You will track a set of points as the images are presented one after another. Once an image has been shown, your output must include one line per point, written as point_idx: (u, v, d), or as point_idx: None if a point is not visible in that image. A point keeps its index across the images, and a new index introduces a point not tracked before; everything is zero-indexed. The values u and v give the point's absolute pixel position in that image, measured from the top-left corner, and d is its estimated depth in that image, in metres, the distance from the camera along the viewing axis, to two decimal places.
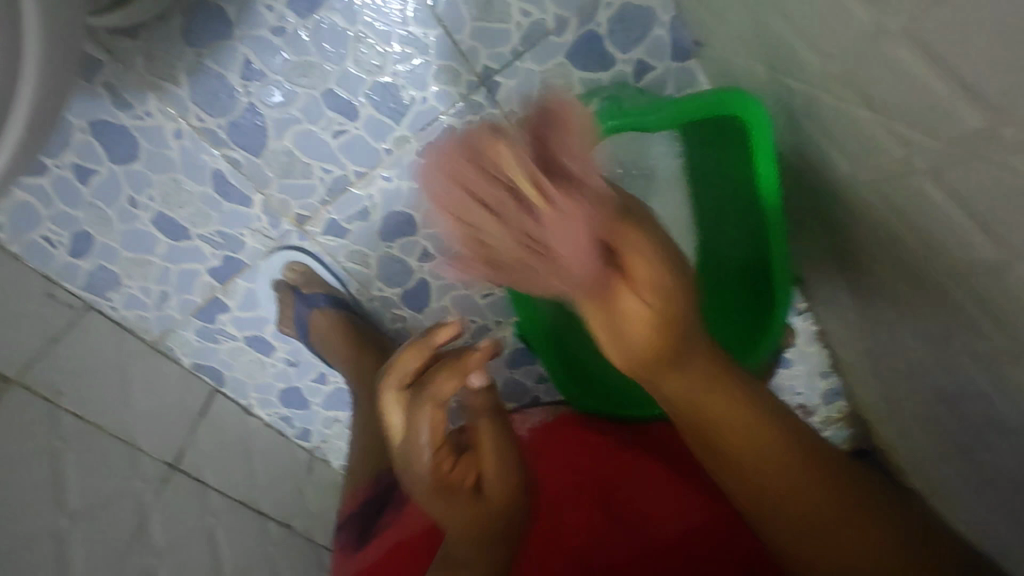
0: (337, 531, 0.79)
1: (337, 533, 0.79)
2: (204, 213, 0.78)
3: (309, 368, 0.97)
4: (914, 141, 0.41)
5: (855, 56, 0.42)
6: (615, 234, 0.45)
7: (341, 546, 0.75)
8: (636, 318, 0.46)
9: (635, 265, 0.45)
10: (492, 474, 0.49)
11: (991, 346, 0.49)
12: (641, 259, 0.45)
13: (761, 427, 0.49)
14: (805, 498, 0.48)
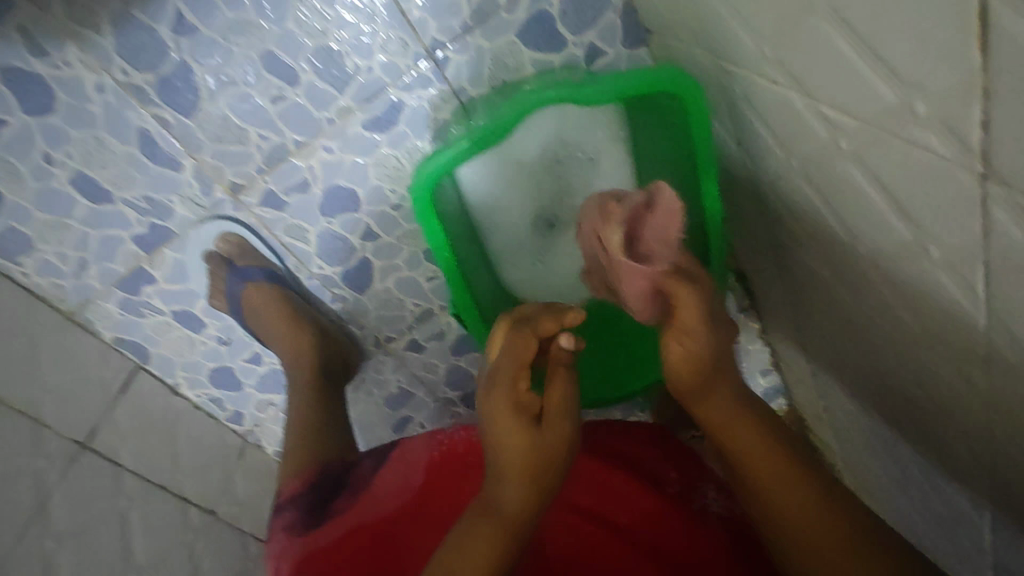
0: (274, 513, 0.69)
1: (276, 514, 0.68)
2: (129, 174, 0.73)
3: (242, 347, 0.92)
4: (839, 124, 0.41)
5: (787, 37, 0.42)
6: (666, 282, 0.55)
7: (282, 526, 0.66)
8: (675, 356, 0.55)
9: (678, 312, 0.54)
10: (562, 429, 0.50)
11: (904, 337, 0.50)
12: (687, 298, 0.54)
13: (789, 469, 0.54)
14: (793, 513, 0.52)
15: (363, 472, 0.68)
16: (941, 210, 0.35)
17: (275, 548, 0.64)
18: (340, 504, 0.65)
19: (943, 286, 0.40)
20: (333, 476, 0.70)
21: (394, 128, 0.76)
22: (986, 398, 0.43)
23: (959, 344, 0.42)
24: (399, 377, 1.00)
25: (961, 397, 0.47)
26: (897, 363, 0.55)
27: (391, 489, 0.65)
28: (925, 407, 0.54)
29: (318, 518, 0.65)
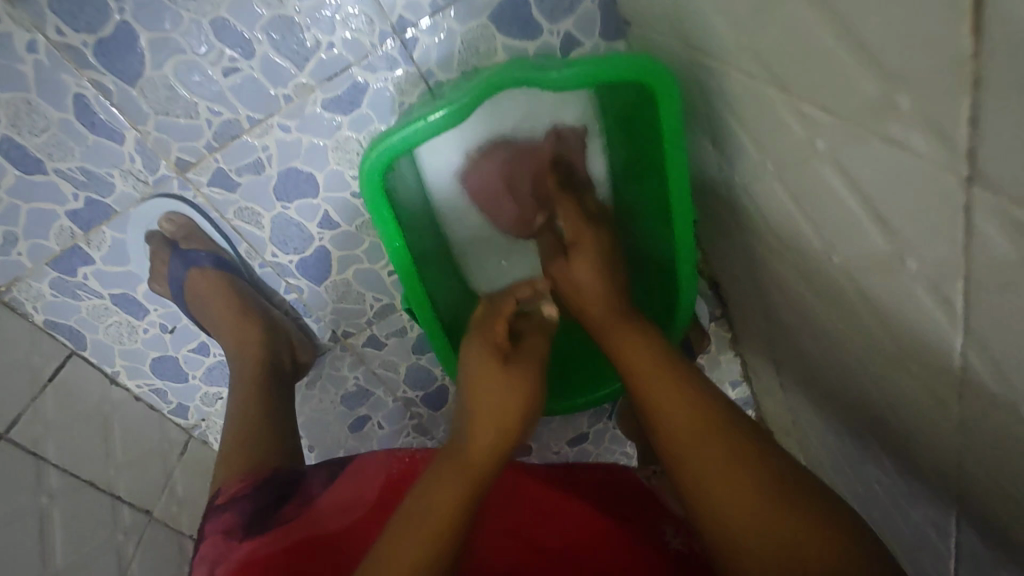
0: (208, 516, 0.59)
1: (211, 519, 0.58)
2: (63, 143, 0.68)
3: (187, 336, 0.87)
4: (816, 122, 0.38)
5: (763, 25, 0.39)
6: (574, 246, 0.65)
7: (219, 532, 0.56)
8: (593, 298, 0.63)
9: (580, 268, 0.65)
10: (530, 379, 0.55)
11: (874, 353, 0.47)
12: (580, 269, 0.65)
13: (699, 415, 0.51)
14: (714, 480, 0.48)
15: (314, 481, 0.60)
16: (920, 216, 0.33)
17: (206, 557, 0.54)
18: (288, 514, 0.56)
19: (919, 299, 0.37)
20: (282, 482, 0.61)
21: (357, 110, 0.72)
22: (956, 420, 0.41)
23: (932, 362, 0.39)
24: (357, 374, 0.95)
25: (930, 417, 0.45)
26: (868, 382, 0.52)
27: (348, 501, 0.56)
28: (893, 427, 0.52)
29: (260, 525, 0.55)
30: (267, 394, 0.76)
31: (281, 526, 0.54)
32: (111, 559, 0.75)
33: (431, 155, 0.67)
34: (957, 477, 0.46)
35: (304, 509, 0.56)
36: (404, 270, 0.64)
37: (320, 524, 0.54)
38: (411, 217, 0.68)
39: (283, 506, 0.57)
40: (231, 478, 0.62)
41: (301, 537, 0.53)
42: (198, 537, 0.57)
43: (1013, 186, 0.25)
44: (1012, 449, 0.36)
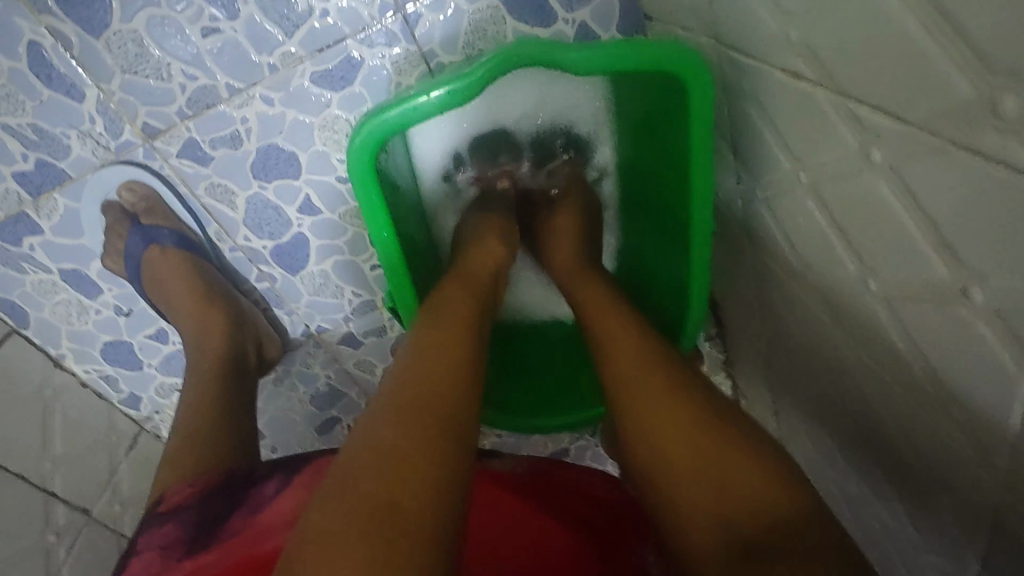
0: (146, 526, 0.52)
1: (148, 531, 0.51)
2: (13, 96, 0.61)
3: (144, 320, 0.80)
4: (876, 130, 0.33)
5: (822, 17, 0.34)
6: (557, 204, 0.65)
7: (157, 548, 0.49)
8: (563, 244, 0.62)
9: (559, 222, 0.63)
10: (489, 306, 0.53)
11: (904, 391, 0.43)
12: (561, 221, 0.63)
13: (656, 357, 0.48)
14: (684, 448, 0.42)
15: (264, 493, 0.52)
16: (1003, 246, 0.28)
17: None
18: (233, 526, 0.50)
19: (979, 339, 0.32)
20: (230, 489, 0.54)
21: (348, 88, 0.66)
22: (1000, 475, 0.36)
23: (982, 409, 0.35)
24: (329, 373, 0.88)
25: (964, 468, 0.40)
26: (890, 423, 0.48)
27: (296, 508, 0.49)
28: (912, 472, 0.48)
29: (203, 547, 0.48)
30: (228, 390, 0.69)
31: (225, 542, 0.48)
32: (38, 564, 0.67)
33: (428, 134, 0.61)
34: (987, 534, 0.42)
35: (249, 521, 0.50)
36: (392, 264, 0.59)
37: (260, 538, 0.48)
38: (403, 206, 0.62)
39: (228, 518, 0.51)
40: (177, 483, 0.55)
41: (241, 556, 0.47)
42: (129, 551, 0.50)
43: None
44: None
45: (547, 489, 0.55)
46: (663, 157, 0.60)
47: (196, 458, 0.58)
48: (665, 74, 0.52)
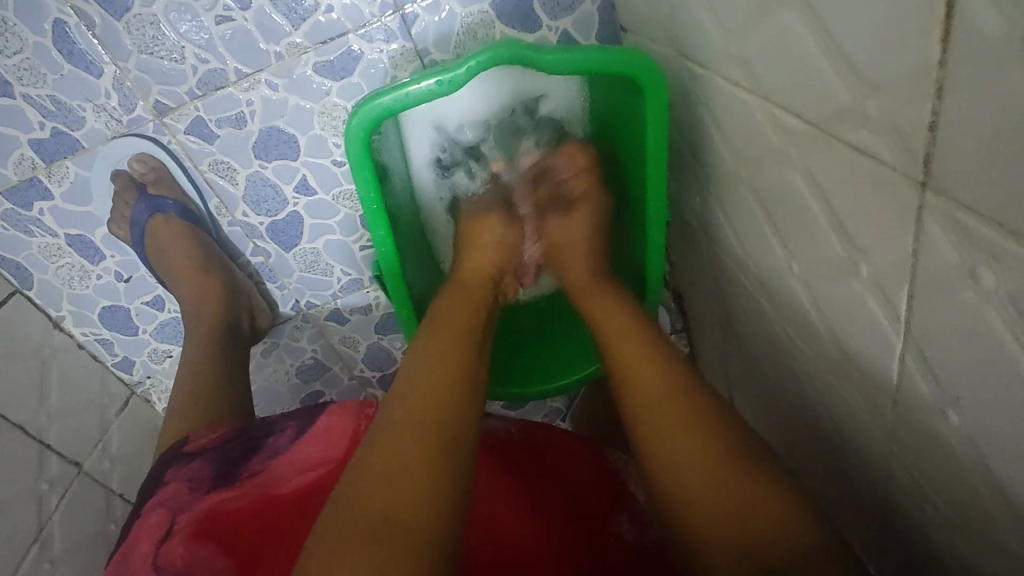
0: (175, 461, 0.59)
1: (177, 466, 0.58)
2: (35, 68, 0.66)
3: (143, 287, 0.84)
4: (791, 129, 0.40)
5: (751, 34, 0.41)
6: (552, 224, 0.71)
7: (185, 481, 0.56)
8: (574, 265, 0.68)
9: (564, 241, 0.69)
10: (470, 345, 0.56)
11: (820, 362, 0.50)
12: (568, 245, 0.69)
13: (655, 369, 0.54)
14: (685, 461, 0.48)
15: (280, 438, 0.58)
16: (876, 224, 0.35)
17: (165, 501, 0.54)
18: (252, 466, 0.56)
19: (867, 307, 0.39)
20: (248, 432, 0.60)
21: (348, 78, 0.72)
22: (888, 427, 0.43)
23: (873, 370, 0.42)
24: (315, 347, 0.93)
25: (865, 427, 0.47)
26: (811, 396, 0.55)
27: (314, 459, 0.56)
28: (829, 439, 0.54)
29: (226, 479, 0.55)
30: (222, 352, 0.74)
31: (246, 479, 0.55)
32: (32, 507, 0.71)
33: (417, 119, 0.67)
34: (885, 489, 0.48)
35: (266, 466, 0.56)
36: (379, 232, 0.64)
37: (280, 479, 0.55)
38: (394, 182, 0.68)
39: (248, 458, 0.57)
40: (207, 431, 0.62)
41: (262, 493, 0.54)
42: (159, 480, 0.57)
43: (965, 191, 0.27)
44: (938, 457, 0.39)
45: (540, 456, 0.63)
46: (626, 150, 0.67)
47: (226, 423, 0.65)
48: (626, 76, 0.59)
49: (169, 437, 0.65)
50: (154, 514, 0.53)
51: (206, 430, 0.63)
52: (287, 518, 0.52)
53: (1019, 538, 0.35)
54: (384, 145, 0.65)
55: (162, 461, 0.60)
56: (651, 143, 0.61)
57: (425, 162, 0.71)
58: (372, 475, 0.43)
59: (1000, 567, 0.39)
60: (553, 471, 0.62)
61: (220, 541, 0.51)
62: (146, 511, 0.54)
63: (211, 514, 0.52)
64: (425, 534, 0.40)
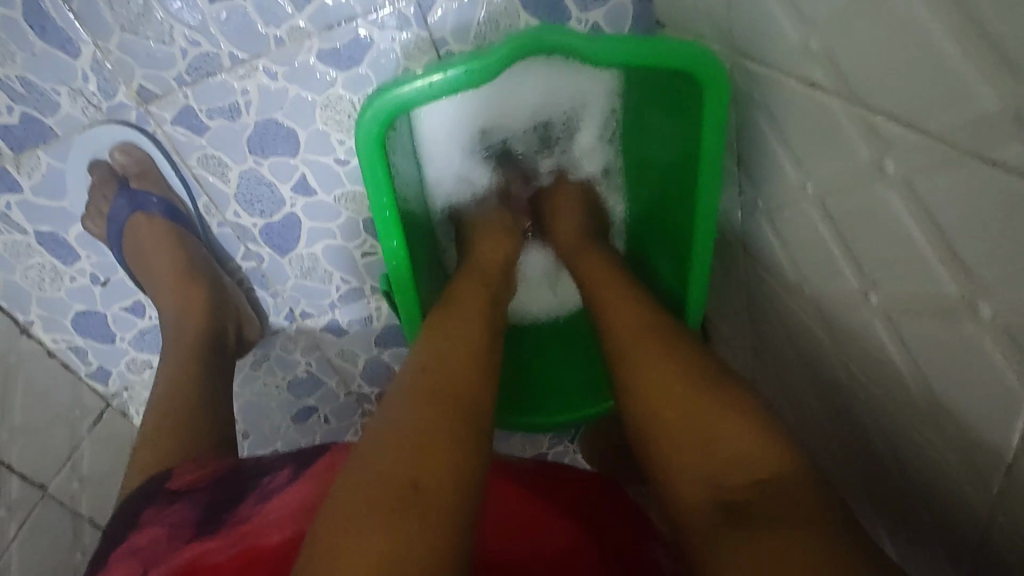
0: (153, 500, 0.51)
1: (156, 507, 0.51)
2: (3, 45, 0.59)
3: (121, 292, 0.77)
4: (891, 140, 0.34)
5: (845, 26, 0.34)
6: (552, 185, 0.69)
7: (165, 526, 0.48)
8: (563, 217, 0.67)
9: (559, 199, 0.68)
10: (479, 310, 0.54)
11: (896, 408, 0.43)
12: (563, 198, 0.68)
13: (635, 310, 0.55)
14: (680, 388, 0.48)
15: (276, 480, 0.52)
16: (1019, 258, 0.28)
17: (139, 550, 0.47)
18: (241, 513, 0.49)
19: (983, 353, 0.32)
20: (240, 475, 0.53)
21: (353, 69, 0.65)
22: (990, 487, 0.37)
23: (977, 425, 0.35)
24: (309, 361, 0.86)
25: (946, 482, 0.41)
26: (871, 441, 0.48)
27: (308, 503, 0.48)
28: (896, 489, 0.48)
29: (212, 524, 0.48)
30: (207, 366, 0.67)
31: (232, 527, 0.47)
32: None
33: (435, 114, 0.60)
34: (967, 551, 0.42)
35: (258, 509, 0.49)
36: (391, 241, 0.57)
37: (269, 526, 0.47)
38: (405, 186, 0.61)
39: (239, 503, 0.50)
40: (192, 466, 0.56)
41: (247, 544, 0.46)
42: (133, 522, 0.50)
43: None
44: None
45: (559, 498, 0.57)
46: (672, 157, 0.60)
47: (216, 453, 0.59)
48: (681, 71, 0.52)
49: (141, 464, 0.57)
50: (123, 564, 0.46)
51: (193, 464, 0.56)
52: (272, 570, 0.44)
53: None
54: (397, 144, 0.58)
55: (137, 497, 0.53)
56: (705, 151, 0.54)
57: (440, 161, 0.66)
58: (400, 413, 0.42)
59: None
60: (574, 510, 0.56)
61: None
62: (114, 560, 0.47)
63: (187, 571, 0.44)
64: (459, 469, 0.39)
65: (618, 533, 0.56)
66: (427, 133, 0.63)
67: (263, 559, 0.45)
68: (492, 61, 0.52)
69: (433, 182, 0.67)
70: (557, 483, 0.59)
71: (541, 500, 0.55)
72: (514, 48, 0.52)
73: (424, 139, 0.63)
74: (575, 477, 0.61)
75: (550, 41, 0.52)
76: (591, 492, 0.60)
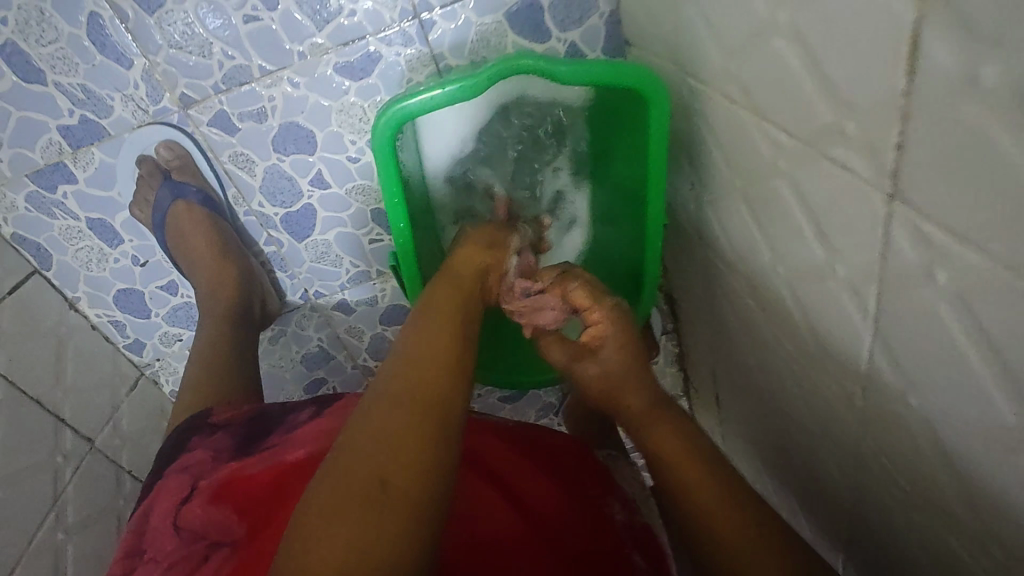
0: (200, 431, 0.63)
1: (201, 435, 0.63)
2: (68, 58, 0.69)
3: (158, 272, 0.88)
4: (781, 144, 0.44)
5: (746, 58, 0.45)
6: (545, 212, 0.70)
7: (210, 451, 0.60)
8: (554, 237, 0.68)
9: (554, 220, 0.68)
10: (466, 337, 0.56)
11: (802, 357, 0.54)
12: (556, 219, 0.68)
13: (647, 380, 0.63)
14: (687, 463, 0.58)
15: (297, 419, 0.62)
16: (855, 230, 0.39)
17: (188, 467, 0.59)
18: (269, 441, 0.60)
19: (843, 303, 0.43)
20: (269, 414, 0.65)
21: (365, 79, 0.75)
22: (857, 412, 0.48)
23: (845, 361, 0.46)
24: (321, 335, 0.97)
25: (835, 414, 0.52)
26: (789, 389, 0.59)
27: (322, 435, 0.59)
28: (808, 429, 0.59)
29: (247, 450, 0.59)
30: None
31: (262, 452, 0.58)
32: (49, 479, 0.73)
33: (435, 122, 0.71)
34: (853, 473, 0.53)
35: (282, 440, 0.60)
36: (399, 224, 0.69)
37: (289, 451, 0.57)
38: (411, 180, 0.72)
39: (267, 435, 0.61)
40: (232, 407, 0.67)
41: (276, 462, 0.57)
42: (184, 446, 0.62)
43: (925, 202, 0.32)
44: (899, 439, 0.43)
45: (542, 453, 0.68)
46: (631, 155, 0.71)
47: (249, 402, 0.70)
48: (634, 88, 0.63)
49: (185, 412, 0.68)
50: (177, 477, 0.58)
51: (229, 405, 0.68)
52: (290, 483, 0.55)
53: (968, 513, 0.39)
54: (404, 145, 0.69)
55: (185, 429, 0.65)
56: (653, 150, 0.66)
57: (435, 156, 0.73)
58: (379, 421, 0.45)
59: (949, 537, 0.43)
60: (552, 463, 0.67)
61: (234, 505, 0.54)
62: (169, 474, 0.59)
63: (228, 481, 0.56)
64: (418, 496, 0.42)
65: (587, 483, 0.67)
66: (424, 134, 0.71)
67: (283, 475, 0.55)
68: (484, 80, 0.62)
69: (430, 176, 0.74)
70: (543, 441, 0.70)
71: (526, 454, 0.66)
72: (501, 70, 0.62)
73: (424, 139, 0.72)
74: (558, 437, 0.72)
75: (532, 64, 0.62)
76: (569, 450, 0.71)
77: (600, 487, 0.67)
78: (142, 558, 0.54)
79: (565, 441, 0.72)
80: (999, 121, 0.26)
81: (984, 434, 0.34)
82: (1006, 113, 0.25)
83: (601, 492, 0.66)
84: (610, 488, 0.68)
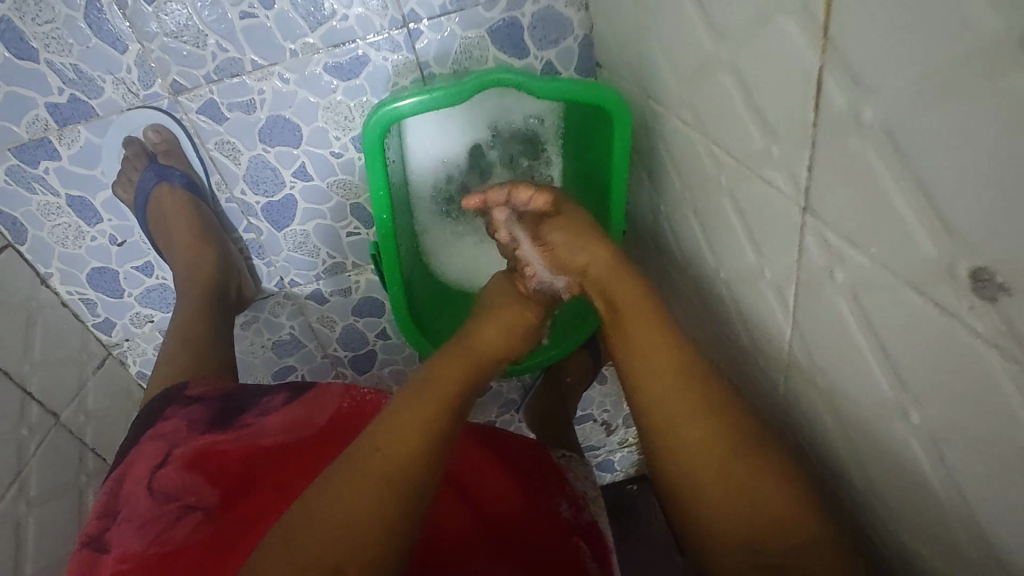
0: (174, 402, 0.66)
1: (176, 406, 0.65)
2: (62, 38, 0.71)
3: (135, 252, 0.89)
4: (722, 162, 0.51)
5: (696, 86, 0.52)
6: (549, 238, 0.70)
7: (185, 420, 0.63)
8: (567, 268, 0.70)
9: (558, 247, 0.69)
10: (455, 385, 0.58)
11: (740, 353, 0.61)
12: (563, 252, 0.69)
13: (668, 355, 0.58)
14: (704, 448, 0.53)
15: (270, 398, 0.66)
16: (779, 238, 0.46)
17: (163, 435, 0.61)
18: (244, 417, 0.63)
19: (770, 301, 0.50)
20: (242, 391, 0.68)
21: (353, 80, 0.80)
22: (782, 398, 0.55)
23: (771, 354, 0.53)
24: (293, 324, 1.00)
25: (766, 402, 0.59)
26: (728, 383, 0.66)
27: (297, 423, 0.63)
28: None
29: (221, 424, 0.62)
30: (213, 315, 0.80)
31: (238, 428, 0.61)
32: (14, 450, 0.73)
33: (419, 123, 0.76)
34: None
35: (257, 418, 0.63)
36: (382, 214, 0.73)
37: (267, 433, 0.61)
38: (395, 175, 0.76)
39: (242, 412, 0.64)
40: (205, 383, 0.70)
41: (252, 441, 0.60)
42: (158, 417, 0.64)
43: (829, 214, 0.39)
44: (814, 422, 0.50)
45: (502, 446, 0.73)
46: (595, 167, 0.78)
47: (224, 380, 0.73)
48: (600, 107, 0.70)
49: (160, 385, 0.70)
50: (151, 445, 0.60)
51: (203, 380, 0.71)
52: (269, 465, 0.59)
53: (866, 480, 0.46)
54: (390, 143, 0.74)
55: (159, 399, 0.67)
56: (615, 164, 0.73)
57: (421, 155, 0.78)
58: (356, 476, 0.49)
59: (853, 505, 0.50)
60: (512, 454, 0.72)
61: (210, 476, 0.57)
62: (144, 442, 0.61)
63: (205, 452, 0.59)
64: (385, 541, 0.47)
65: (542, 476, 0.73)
66: (412, 134, 0.76)
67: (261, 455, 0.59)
68: (467, 88, 0.68)
69: (415, 174, 0.79)
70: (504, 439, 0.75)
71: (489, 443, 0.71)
72: (481, 80, 0.68)
73: (412, 139, 0.77)
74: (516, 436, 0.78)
75: (510, 77, 0.68)
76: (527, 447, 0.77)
77: (553, 480, 0.73)
78: (112, 518, 0.56)
79: (523, 440, 0.78)
80: (878, 153, 0.33)
81: (872, 411, 0.41)
82: (882, 147, 0.32)
83: (552, 482, 0.73)
84: (560, 481, 0.74)
